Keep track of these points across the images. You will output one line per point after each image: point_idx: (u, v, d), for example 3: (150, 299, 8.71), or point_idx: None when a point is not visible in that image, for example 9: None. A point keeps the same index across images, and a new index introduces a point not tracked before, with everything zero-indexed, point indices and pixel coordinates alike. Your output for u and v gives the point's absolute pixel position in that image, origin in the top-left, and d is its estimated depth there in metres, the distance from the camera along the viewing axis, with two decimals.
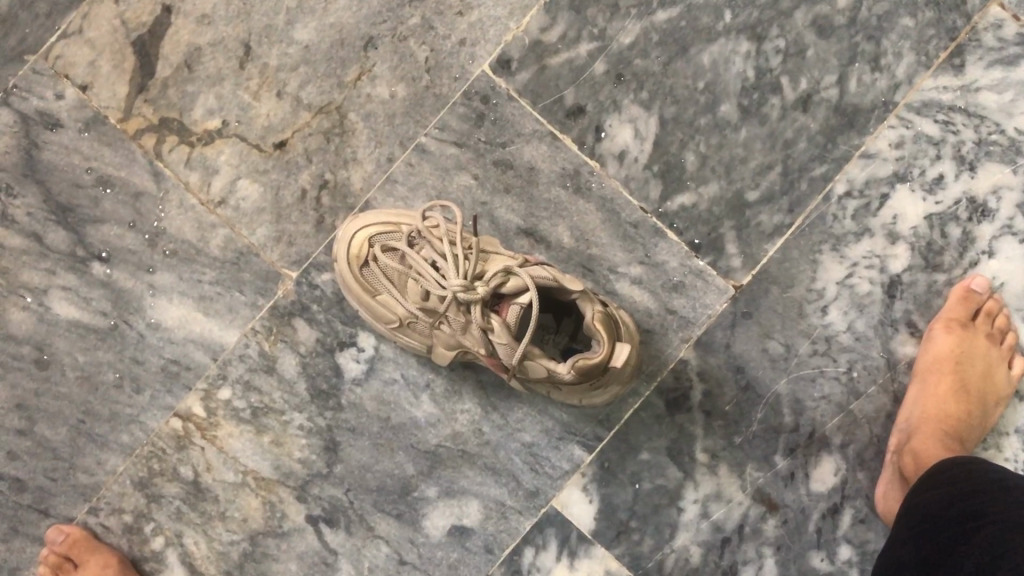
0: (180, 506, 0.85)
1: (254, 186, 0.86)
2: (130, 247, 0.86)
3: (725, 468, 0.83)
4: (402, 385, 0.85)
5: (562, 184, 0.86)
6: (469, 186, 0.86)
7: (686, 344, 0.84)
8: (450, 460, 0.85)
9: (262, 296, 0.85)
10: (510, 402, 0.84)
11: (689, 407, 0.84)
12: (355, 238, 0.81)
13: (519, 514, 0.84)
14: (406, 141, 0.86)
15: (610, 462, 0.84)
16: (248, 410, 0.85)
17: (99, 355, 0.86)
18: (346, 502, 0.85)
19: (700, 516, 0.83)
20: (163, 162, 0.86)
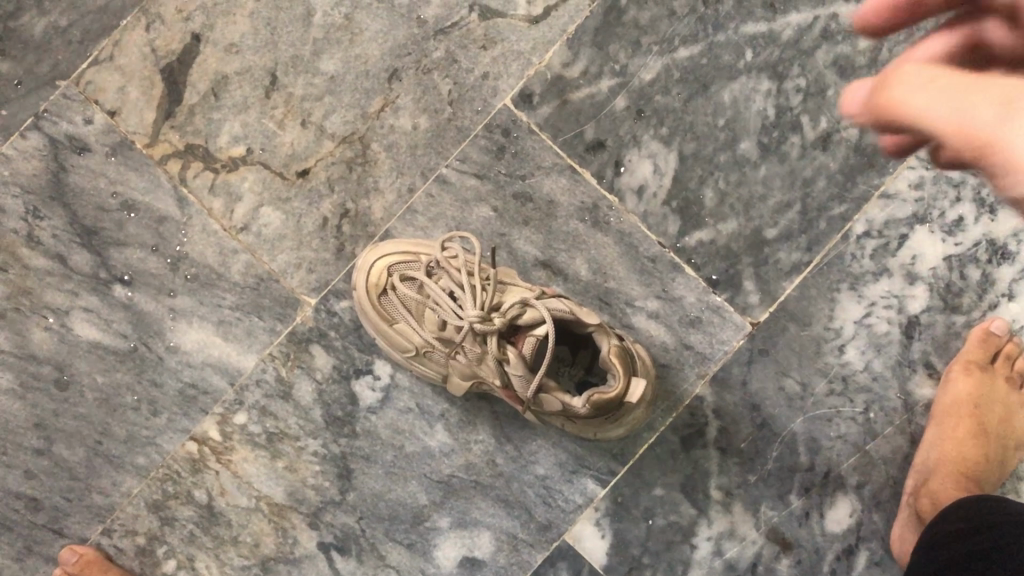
0: (194, 530, 0.86)
1: (276, 214, 0.87)
2: (152, 271, 0.87)
3: (739, 506, 0.83)
4: (417, 414, 0.85)
5: (581, 218, 0.86)
6: (489, 217, 0.87)
7: (701, 380, 0.84)
8: (463, 491, 0.85)
9: (281, 322, 0.86)
10: (523, 434, 0.84)
11: (704, 444, 0.84)
12: (375, 267, 0.81)
13: (531, 547, 0.84)
14: (428, 172, 0.87)
15: (624, 497, 0.84)
16: (263, 435, 0.86)
17: (118, 377, 0.86)
18: (359, 530, 0.85)
19: (714, 554, 0.83)
20: (188, 187, 0.87)
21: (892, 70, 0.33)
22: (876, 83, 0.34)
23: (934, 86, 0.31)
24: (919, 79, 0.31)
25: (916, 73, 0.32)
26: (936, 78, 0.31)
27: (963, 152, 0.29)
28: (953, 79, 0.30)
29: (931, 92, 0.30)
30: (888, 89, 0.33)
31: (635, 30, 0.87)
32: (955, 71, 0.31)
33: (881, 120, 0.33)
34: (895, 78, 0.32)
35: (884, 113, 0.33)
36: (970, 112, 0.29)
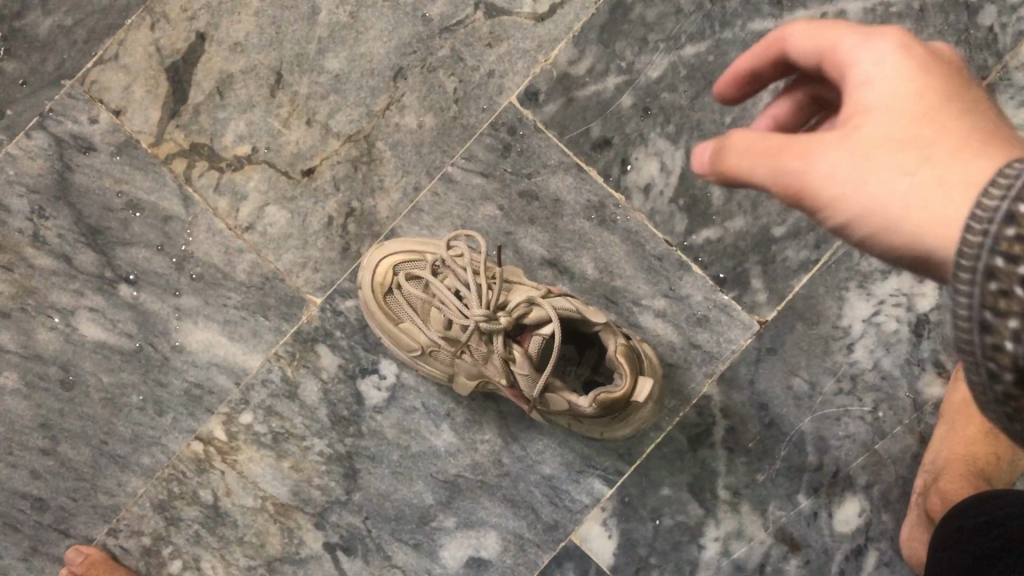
0: (199, 530, 0.85)
1: (281, 213, 0.87)
2: (157, 271, 0.86)
3: (747, 506, 0.83)
4: (422, 414, 0.85)
5: (587, 216, 0.86)
6: (494, 216, 0.86)
7: (709, 379, 0.84)
8: (469, 490, 0.84)
9: (286, 321, 0.86)
10: (530, 433, 0.84)
11: (711, 443, 0.84)
12: (380, 266, 0.81)
13: (538, 547, 0.84)
14: (433, 171, 0.87)
15: (631, 497, 0.84)
16: (268, 435, 0.85)
17: (123, 377, 0.86)
18: (365, 530, 0.85)
19: (721, 554, 0.83)
20: (193, 186, 0.87)
21: (728, 141, 0.48)
22: (720, 151, 0.49)
23: (751, 153, 0.47)
24: (743, 147, 0.47)
25: (746, 139, 0.47)
26: (750, 144, 0.47)
27: (779, 195, 0.46)
28: (769, 141, 0.46)
29: (750, 160, 0.47)
30: (726, 156, 0.48)
31: (642, 27, 0.87)
32: (768, 137, 0.47)
33: (725, 178, 0.49)
34: (731, 150, 0.48)
35: (725, 174, 0.48)
36: (782, 166, 0.45)
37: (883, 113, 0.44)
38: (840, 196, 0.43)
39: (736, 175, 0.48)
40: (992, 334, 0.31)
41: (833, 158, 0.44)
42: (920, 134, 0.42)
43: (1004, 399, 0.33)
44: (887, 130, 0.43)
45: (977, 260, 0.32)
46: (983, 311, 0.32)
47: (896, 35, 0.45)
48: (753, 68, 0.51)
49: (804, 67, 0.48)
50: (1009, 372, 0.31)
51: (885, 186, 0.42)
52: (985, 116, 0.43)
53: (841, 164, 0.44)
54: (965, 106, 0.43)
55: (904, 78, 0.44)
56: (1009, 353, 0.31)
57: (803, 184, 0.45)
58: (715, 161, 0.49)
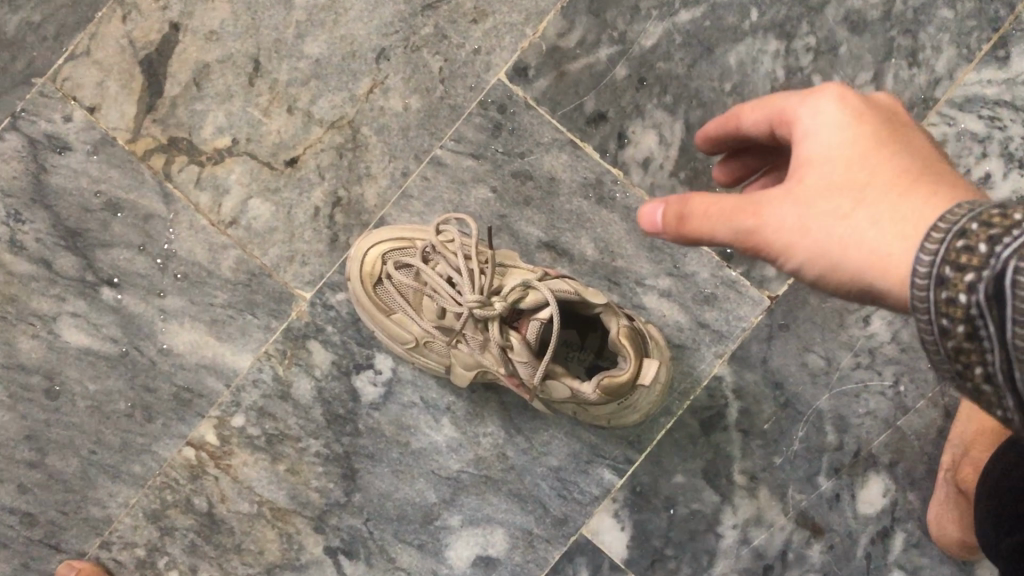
0: (195, 540, 0.82)
1: (265, 206, 0.83)
2: (140, 271, 0.83)
3: (765, 491, 0.80)
4: (421, 409, 0.81)
5: (584, 194, 0.82)
6: (487, 199, 0.82)
7: (720, 360, 0.80)
8: (473, 486, 0.81)
9: (276, 318, 0.82)
10: (534, 424, 0.80)
11: (725, 426, 0.80)
12: (369, 255, 0.77)
13: (548, 543, 0.80)
14: (422, 154, 0.83)
15: (643, 486, 0.80)
16: (262, 437, 0.82)
17: (109, 384, 0.82)
18: (366, 533, 0.81)
19: (741, 542, 0.80)
20: (173, 182, 0.84)
21: (685, 206, 0.51)
22: (678, 216, 0.51)
23: (711, 216, 0.51)
24: (703, 208, 0.51)
25: (704, 202, 0.51)
26: (708, 207, 0.51)
27: (740, 248, 0.51)
28: (725, 202, 0.51)
29: (710, 224, 0.51)
30: (689, 220, 0.51)
31: None
32: (724, 196, 0.51)
33: (687, 240, 0.52)
34: (690, 216, 0.51)
35: (687, 238, 0.52)
36: (741, 224, 0.50)
37: (828, 161, 0.50)
38: (797, 243, 0.49)
39: (694, 237, 0.52)
40: (949, 289, 0.36)
41: (788, 209, 0.50)
42: (862, 177, 0.48)
43: (954, 354, 0.37)
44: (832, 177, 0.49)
45: (952, 230, 0.37)
46: (944, 267, 0.36)
47: (830, 90, 0.51)
48: (714, 133, 0.58)
49: (755, 130, 0.55)
50: (960, 323, 0.36)
51: (836, 230, 0.48)
52: (910, 153, 0.50)
53: (795, 213, 0.49)
54: (897, 148, 0.50)
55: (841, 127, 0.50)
56: (962, 304, 0.36)
57: (762, 237, 0.50)
58: (677, 225, 0.52)
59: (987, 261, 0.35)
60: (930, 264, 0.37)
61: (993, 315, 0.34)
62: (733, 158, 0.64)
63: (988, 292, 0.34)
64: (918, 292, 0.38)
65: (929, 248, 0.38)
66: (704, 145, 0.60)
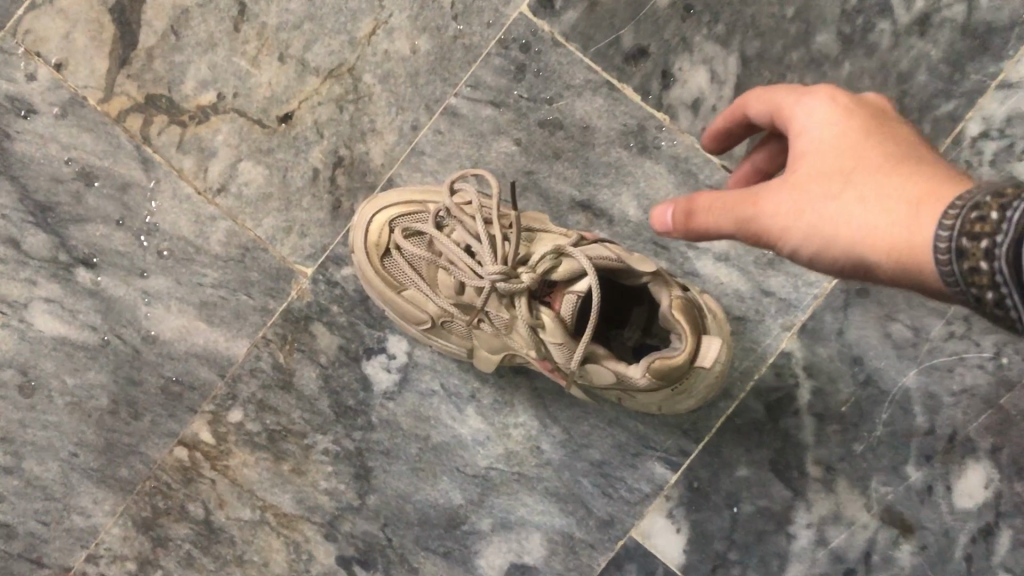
0: (191, 551, 0.72)
1: (257, 169, 0.73)
2: (119, 249, 0.73)
3: (844, 484, 0.69)
4: (442, 397, 0.71)
5: (624, 144, 0.70)
6: (511, 153, 0.71)
7: (788, 334, 0.69)
8: (505, 485, 0.70)
9: (273, 298, 0.72)
10: (571, 414, 0.70)
11: (796, 410, 0.69)
12: (374, 222, 0.66)
13: (592, 549, 0.70)
14: (433, 104, 0.72)
15: (701, 481, 0.70)
16: (263, 434, 0.72)
17: (90, 377, 0.73)
18: (383, 540, 0.71)
19: (817, 543, 0.69)
20: (152, 146, 0.73)
21: (690, 202, 0.50)
22: (683, 211, 0.50)
23: (716, 209, 0.49)
24: (707, 202, 0.50)
25: (708, 197, 0.50)
26: (713, 201, 0.50)
27: (746, 240, 0.49)
28: (725, 195, 0.50)
29: (715, 217, 0.49)
30: (695, 215, 0.50)
31: None
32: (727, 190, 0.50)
33: (694, 235, 0.51)
34: (696, 210, 0.50)
35: (694, 233, 0.50)
36: (741, 214, 0.49)
37: (820, 148, 0.48)
38: (797, 229, 0.47)
39: (699, 231, 0.50)
40: (967, 259, 0.37)
41: (785, 194, 0.48)
42: (853, 160, 0.47)
43: (993, 320, 0.37)
44: (826, 161, 0.47)
45: (967, 205, 0.38)
46: (961, 239, 0.38)
47: (824, 87, 0.50)
48: (721, 129, 0.57)
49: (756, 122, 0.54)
50: (987, 291, 0.36)
51: (833, 213, 0.46)
52: (903, 139, 0.48)
53: (792, 198, 0.47)
54: (885, 131, 0.48)
55: (832, 116, 0.49)
56: (984, 272, 0.36)
57: (765, 226, 0.48)
58: (684, 221, 0.50)
59: (998, 227, 0.36)
60: (948, 239, 0.39)
61: (1015, 280, 0.35)
62: (746, 161, 0.60)
63: (1008, 257, 0.35)
64: (941, 267, 0.39)
65: (947, 224, 0.39)
66: (711, 143, 0.59)
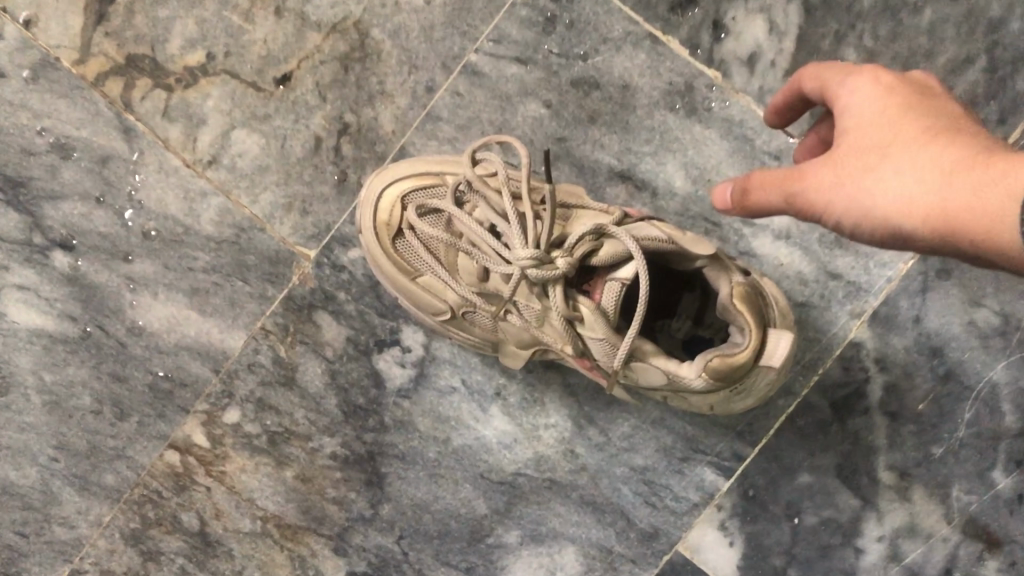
0: (186, 565, 0.65)
1: (252, 138, 0.64)
2: (99, 229, 0.65)
3: (921, 492, 0.60)
4: (463, 395, 0.63)
5: (669, 106, 0.62)
6: (540, 117, 0.62)
7: (857, 323, 0.60)
8: (534, 494, 0.63)
9: (273, 284, 0.64)
10: (610, 414, 0.62)
11: (866, 408, 0.61)
12: (384, 198, 0.58)
13: (633, 564, 0.62)
14: (451, 62, 0.63)
15: (757, 489, 0.61)
16: (263, 436, 0.64)
17: (70, 374, 0.65)
18: (399, 554, 0.64)
19: (889, 559, 0.60)
20: (133, 114, 0.64)
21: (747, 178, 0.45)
22: (739, 189, 0.45)
23: (769, 184, 0.43)
24: (763, 177, 0.44)
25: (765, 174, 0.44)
26: (767, 176, 0.44)
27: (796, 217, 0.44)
28: (775, 170, 0.44)
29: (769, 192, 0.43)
30: (750, 193, 0.44)
31: None
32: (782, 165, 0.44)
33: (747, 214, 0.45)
34: (752, 186, 0.44)
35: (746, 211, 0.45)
36: (791, 188, 0.43)
37: (859, 117, 0.42)
38: (841, 203, 0.42)
39: (750, 209, 0.45)
40: None
41: (829, 168, 0.42)
42: (900, 126, 0.41)
43: None
44: (869, 130, 0.42)
45: None
46: None
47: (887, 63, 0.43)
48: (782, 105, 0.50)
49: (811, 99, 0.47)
50: None
51: (883, 186, 0.40)
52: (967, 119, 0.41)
53: (836, 171, 0.42)
54: (929, 93, 0.43)
55: (873, 80, 0.43)
56: None
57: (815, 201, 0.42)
58: (739, 200, 0.45)
59: None
60: None
61: None
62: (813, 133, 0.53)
63: None
64: None
65: None
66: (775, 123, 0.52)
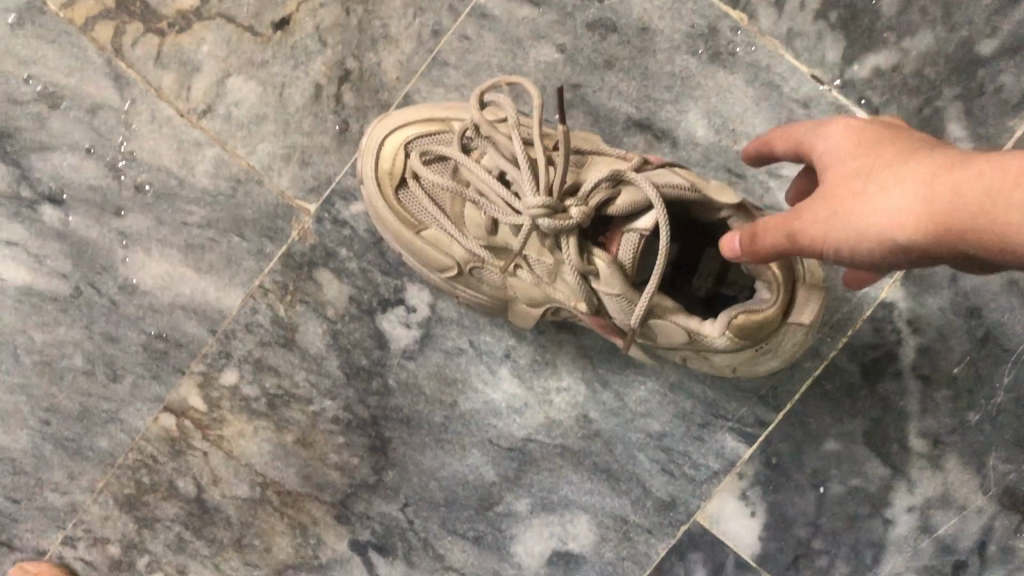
0: (182, 533, 0.63)
1: (249, 86, 0.61)
2: (89, 182, 0.62)
3: (955, 461, 0.57)
4: (471, 357, 0.60)
5: (691, 50, 0.58)
6: (553, 63, 0.59)
7: (890, 282, 0.56)
8: (546, 461, 0.60)
9: (271, 240, 0.61)
10: (626, 377, 0.59)
11: (897, 372, 0.57)
12: (387, 146, 0.54)
13: (649, 535, 0.59)
14: (458, 4, 0.60)
15: (781, 457, 0.58)
16: (262, 399, 0.61)
17: (61, 334, 0.62)
18: (404, 523, 0.61)
19: (920, 531, 0.57)
20: (123, 60, 0.61)
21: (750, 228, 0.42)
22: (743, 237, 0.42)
23: (768, 230, 0.41)
24: (762, 225, 0.41)
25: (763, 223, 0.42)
26: (765, 225, 0.41)
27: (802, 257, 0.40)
28: (772, 218, 0.41)
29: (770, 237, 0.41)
30: (755, 239, 0.41)
31: None
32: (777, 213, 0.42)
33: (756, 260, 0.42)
34: (754, 234, 0.42)
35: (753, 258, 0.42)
36: (790, 229, 0.40)
37: (837, 156, 0.40)
38: (838, 233, 0.38)
39: (758, 256, 0.42)
40: None
41: (819, 202, 0.40)
42: (878, 152, 0.39)
43: None
44: (849, 164, 0.39)
45: None
46: None
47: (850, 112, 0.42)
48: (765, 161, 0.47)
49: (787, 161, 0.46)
50: None
51: (874, 207, 0.37)
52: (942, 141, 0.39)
53: (826, 202, 0.39)
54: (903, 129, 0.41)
55: (842, 124, 0.41)
56: None
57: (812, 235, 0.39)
58: (747, 246, 0.42)
59: None
60: None
61: None
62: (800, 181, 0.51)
63: None
64: None
65: None
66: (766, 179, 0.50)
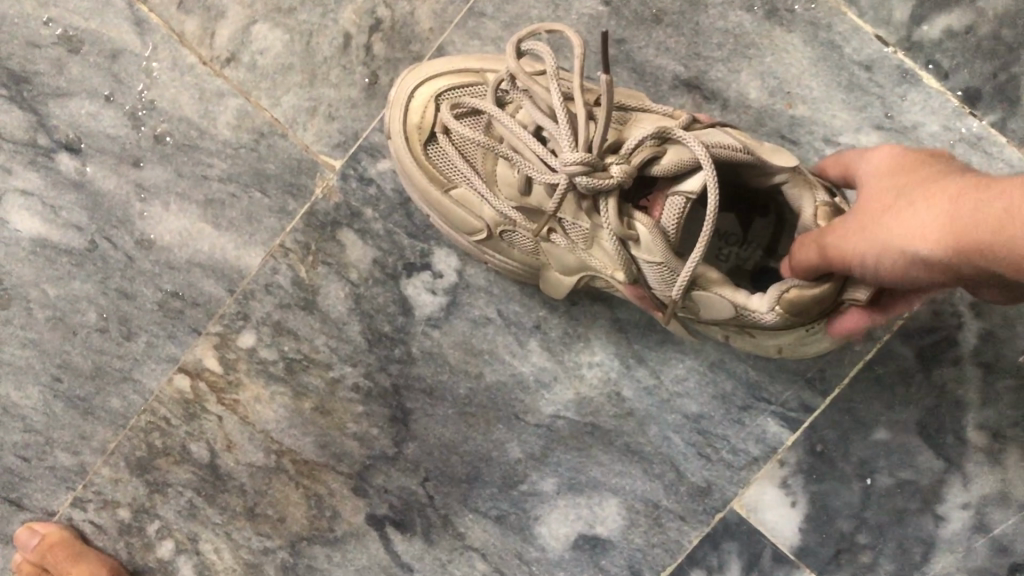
0: (194, 500, 0.60)
1: (275, 34, 0.58)
2: (107, 131, 0.59)
3: (1015, 456, 0.53)
4: (499, 327, 0.57)
5: (746, 5, 0.54)
6: (597, 15, 0.55)
7: None
8: (575, 439, 0.56)
9: (293, 198, 0.58)
10: (663, 354, 0.55)
11: (956, 359, 0.53)
12: (416, 99, 0.51)
13: (681, 522, 0.56)
14: None
15: (826, 445, 0.55)
16: (280, 363, 0.59)
17: (75, 288, 0.60)
18: (423, 498, 0.59)
19: (974, 531, 0.53)
20: (145, 4, 0.58)
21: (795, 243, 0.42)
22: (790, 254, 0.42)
23: (806, 244, 0.41)
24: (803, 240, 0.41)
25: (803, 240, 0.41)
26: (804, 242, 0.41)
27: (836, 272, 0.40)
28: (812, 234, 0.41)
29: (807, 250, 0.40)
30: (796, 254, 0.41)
31: None
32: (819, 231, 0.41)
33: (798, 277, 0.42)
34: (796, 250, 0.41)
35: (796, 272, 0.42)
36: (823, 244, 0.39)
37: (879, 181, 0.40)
38: (864, 247, 0.38)
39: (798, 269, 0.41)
40: None
41: (854, 218, 0.39)
42: (918, 174, 0.38)
43: None
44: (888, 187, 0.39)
45: None
46: None
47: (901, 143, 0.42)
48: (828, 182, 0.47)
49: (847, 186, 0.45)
50: None
51: (897, 223, 0.36)
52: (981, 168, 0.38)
53: (859, 218, 0.39)
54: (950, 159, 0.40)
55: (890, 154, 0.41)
56: None
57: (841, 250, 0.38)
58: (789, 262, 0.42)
59: None
60: None
61: None
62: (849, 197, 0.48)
63: None
64: None
65: None
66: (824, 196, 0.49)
